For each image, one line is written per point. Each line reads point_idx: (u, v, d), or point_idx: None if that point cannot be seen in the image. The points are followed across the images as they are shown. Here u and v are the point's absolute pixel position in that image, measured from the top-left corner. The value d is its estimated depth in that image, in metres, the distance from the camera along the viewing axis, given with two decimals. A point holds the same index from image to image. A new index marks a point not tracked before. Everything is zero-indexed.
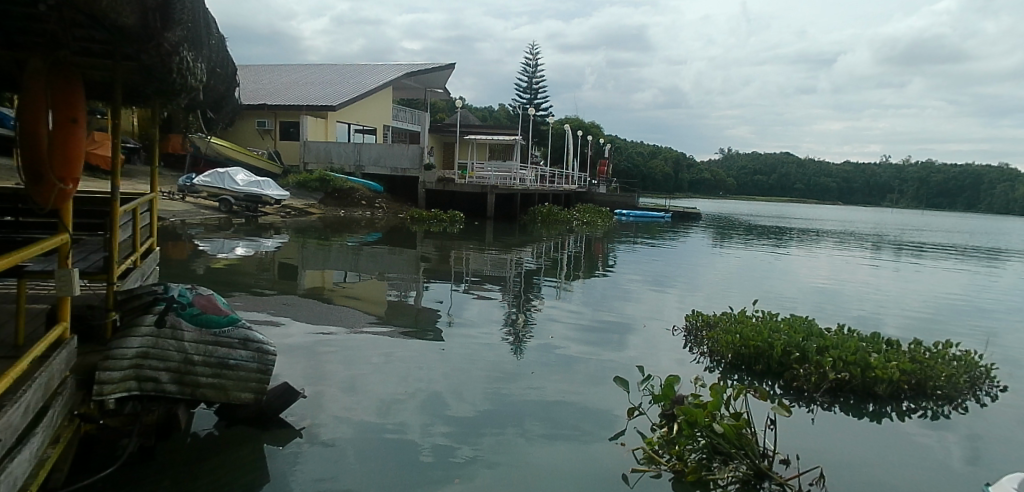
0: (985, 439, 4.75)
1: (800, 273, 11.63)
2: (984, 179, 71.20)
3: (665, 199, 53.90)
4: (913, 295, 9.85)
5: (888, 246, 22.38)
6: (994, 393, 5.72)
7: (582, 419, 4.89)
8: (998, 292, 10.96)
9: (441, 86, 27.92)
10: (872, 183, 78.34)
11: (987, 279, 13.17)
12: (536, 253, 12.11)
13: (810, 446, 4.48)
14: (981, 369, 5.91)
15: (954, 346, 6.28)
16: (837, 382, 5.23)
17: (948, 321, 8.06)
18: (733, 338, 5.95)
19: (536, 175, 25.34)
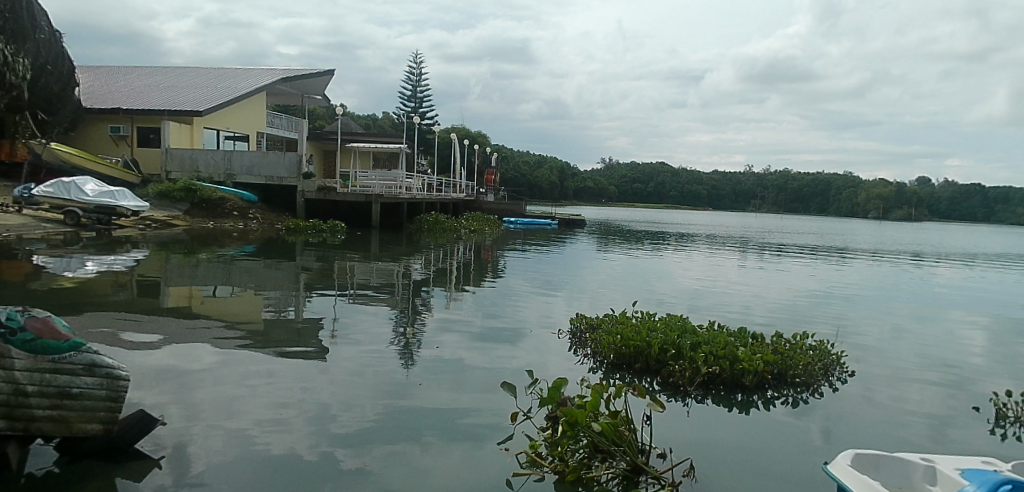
0: (833, 420, 5.26)
1: (669, 274, 12.37)
2: (833, 186, 79.72)
3: (550, 206, 55.77)
4: (771, 290, 10.76)
5: (749, 248, 24.48)
6: (843, 378, 6.32)
7: (473, 427, 4.87)
8: (837, 286, 12.29)
9: (319, 92, 27.22)
10: (739, 190, 85.24)
11: (826, 274, 14.72)
12: (425, 263, 12.03)
13: (684, 439, 4.72)
14: (833, 357, 6.52)
15: (811, 337, 6.88)
16: (709, 377, 5.55)
17: (800, 313, 8.88)
18: (614, 339, 6.16)
19: (423, 184, 25.31)
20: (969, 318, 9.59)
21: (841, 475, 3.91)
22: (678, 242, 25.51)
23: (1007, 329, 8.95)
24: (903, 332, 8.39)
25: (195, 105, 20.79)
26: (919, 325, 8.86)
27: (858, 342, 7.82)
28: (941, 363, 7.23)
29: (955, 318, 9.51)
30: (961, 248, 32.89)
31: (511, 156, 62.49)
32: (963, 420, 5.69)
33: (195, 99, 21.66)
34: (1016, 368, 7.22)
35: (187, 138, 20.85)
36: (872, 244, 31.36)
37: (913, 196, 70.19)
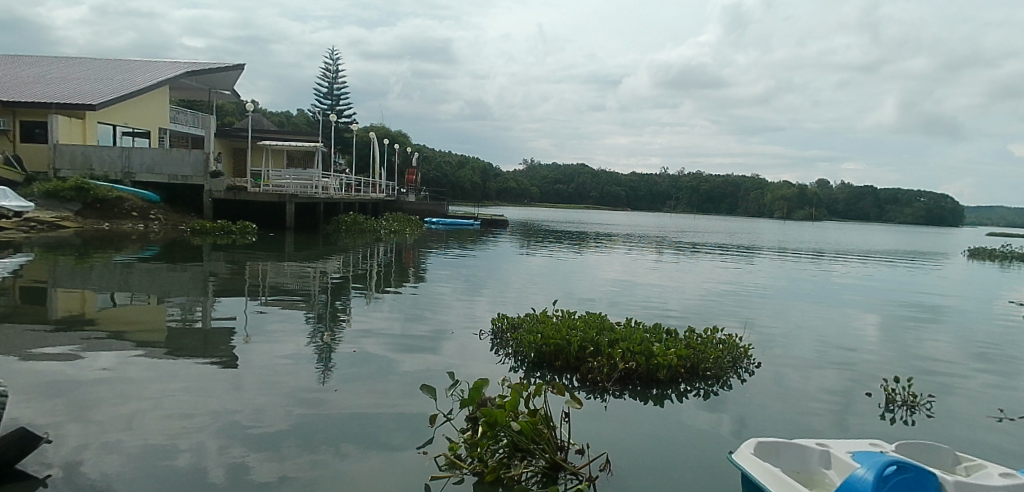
0: (741, 410, 5.53)
1: (588, 273, 12.68)
2: (741, 187, 84.38)
3: (472, 206, 56.00)
4: (683, 287, 11.25)
5: (662, 246, 25.53)
6: (750, 370, 6.69)
7: (394, 431, 4.80)
8: (743, 282, 12.99)
9: (228, 88, 26.10)
10: (655, 191, 88.69)
11: (733, 271, 15.55)
12: (342, 264, 11.78)
13: (600, 435, 4.84)
14: (741, 350, 6.88)
15: (721, 331, 7.23)
16: (626, 372, 5.72)
17: (712, 308, 9.30)
18: (534, 338, 6.24)
19: (340, 184, 24.81)
20: (860, 310, 10.38)
21: (746, 464, 4.13)
22: (598, 242, 26.23)
23: (892, 320, 9.75)
24: (804, 325, 8.96)
25: (88, 98, 19.43)
26: (817, 318, 9.50)
27: (764, 334, 8.28)
28: (837, 353, 7.79)
29: (848, 311, 10.27)
30: (850, 245, 35.72)
31: (434, 156, 62.18)
32: (856, 406, 6.14)
33: (89, 91, 20.25)
34: (902, 356, 7.87)
35: (79, 133, 19.77)
36: (774, 242, 33.51)
37: (813, 197, 75.37)
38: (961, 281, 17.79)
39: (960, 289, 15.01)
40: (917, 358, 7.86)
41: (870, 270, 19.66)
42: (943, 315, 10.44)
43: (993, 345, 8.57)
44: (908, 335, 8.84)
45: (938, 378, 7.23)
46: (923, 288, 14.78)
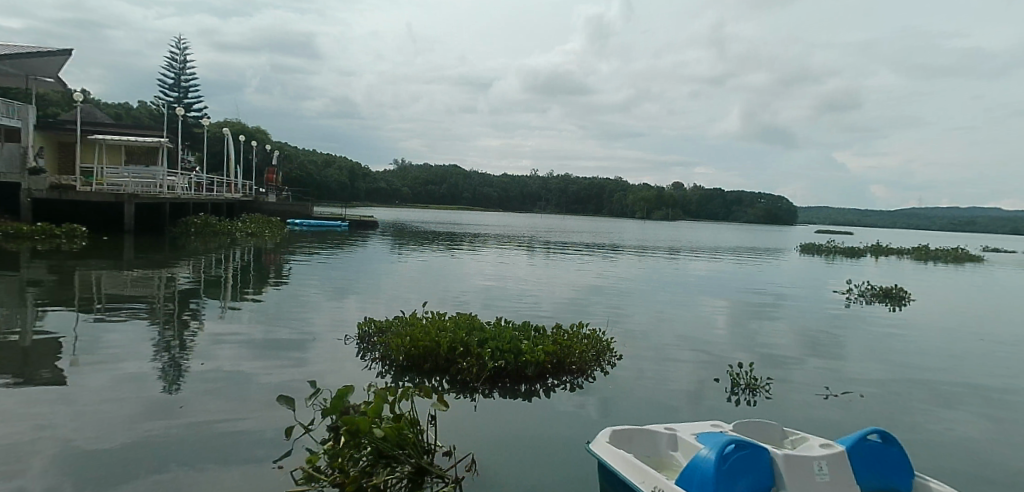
0: (607, 400, 5.81)
1: (457, 274, 12.72)
2: (606, 189, 89.33)
3: (339, 207, 54.50)
4: (548, 285, 11.67)
5: (527, 246, 26.42)
6: (613, 362, 7.05)
7: (256, 444, 4.52)
8: (606, 279, 13.69)
9: (51, 74, 23.29)
10: (525, 192, 91.44)
11: (593, 269, 16.35)
12: (192, 270, 10.94)
13: (468, 435, 4.88)
14: (604, 344, 7.24)
15: (586, 326, 7.57)
16: (495, 371, 5.81)
17: (578, 306, 9.68)
18: (403, 341, 6.16)
19: (189, 183, 23.10)
20: (708, 302, 11.33)
21: (602, 453, 4.34)
22: (469, 243, 26.52)
23: (736, 310, 10.74)
24: (662, 318, 9.59)
25: None
26: (673, 311, 10.21)
27: (627, 328, 8.75)
28: (691, 342, 8.44)
29: (699, 303, 11.15)
30: (692, 243, 39.12)
31: (296, 155, 59.45)
32: (708, 390, 6.67)
33: None
34: (746, 342, 8.68)
35: None
36: (631, 241, 35.78)
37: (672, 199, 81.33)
38: (788, 274, 20.05)
39: (787, 281, 16.91)
40: (759, 344, 8.71)
41: (715, 266, 21.57)
42: (776, 305, 11.70)
43: (818, 330, 9.72)
44: (750, 324, 9.78)
45: (776, 361, 8.06)
46: (758, 281, 16.46)
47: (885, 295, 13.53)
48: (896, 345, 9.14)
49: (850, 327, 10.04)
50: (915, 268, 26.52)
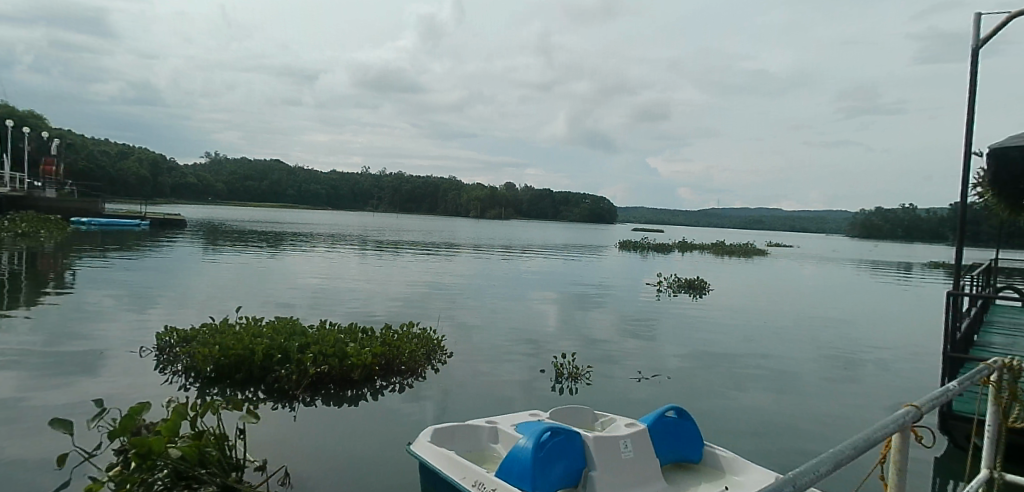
0: (441, 399, 5.86)
1: (282, 276, 12.03)
2: (441, 188, 89.97)
3: (139, 204, 48.79)
4: (376, 285, 11.54)
5: (354, 245, 25.78)
6: (443, 359, 7.17)
7: (33, 475, 3.95)
8: (439, 278, 13.77)
9: None
10: (357, 191, 88.89)
11: (425, 268, 16.36)
12: None
13: (285, 445, 4.65)
14: (434, 342, 7.33)
15: (416, 326, 7.61)
16: (317, 377, 5.62)
17: (412, 306, 9.61)
18: (211, 350, 5.72)
19: None
20: (538, 298, 11.88)
21: (423, 452, 4.36)
22: (297, 243, 25.14)
23: (564, 304, 11.39)
24: (495, 314, 9.86)
25: None
26: (506, 308, 10.55)
27: (461, 327, 8.87)
28: (520, 335, 8.84)
29: (529, 299, 11.64)
30: (515, 240, 40.75)
31: (91, 145, 52.03)
32: (538, 382, 7.00)
33: None
34: (573, 334, 9.24)
35: None
36: (464, 240, 36.36)
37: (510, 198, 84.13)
38: (609, 269, 21.71)
39: (608, 276, 18.31)
40: (582, 334, 9.36)
41: (544, 263, 22.71)
42: (598, 298, 12.63)
43: (633, 319, 10.68)
44: (577, 316, 10.45)
45: (597, 349, 8.71)
46: (582, 276, 17.61)
47: (689, 285, 15.23)
48: (698, 329, 10.33)
49: (662, 316, 11.14)
50: (711, 261, 30.19)
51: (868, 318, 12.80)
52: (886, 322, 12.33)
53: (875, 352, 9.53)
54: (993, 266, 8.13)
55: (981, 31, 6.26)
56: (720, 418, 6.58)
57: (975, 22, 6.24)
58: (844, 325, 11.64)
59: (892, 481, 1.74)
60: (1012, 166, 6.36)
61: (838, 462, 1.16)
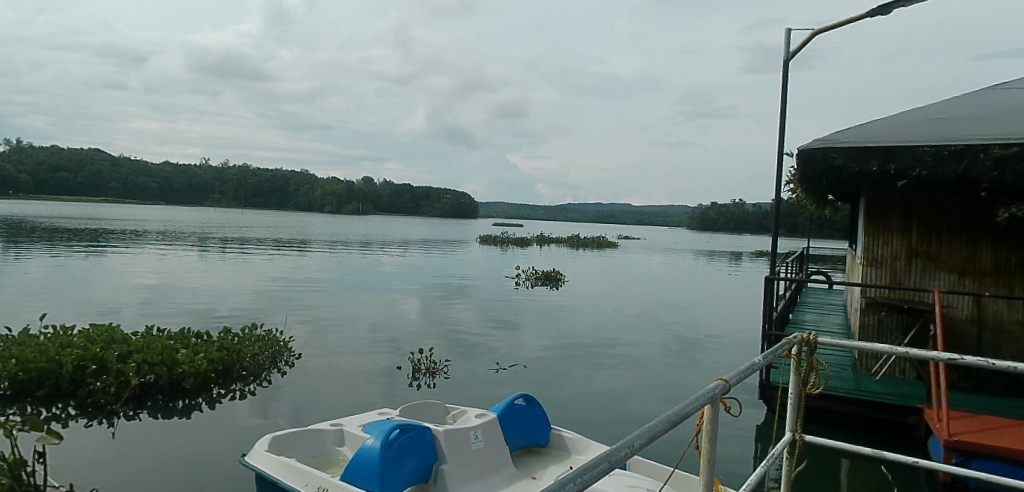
0: (294, 409, 5.59)
1: (100, 281, 10.82)
2: (297, 183, 85.35)
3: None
4: (214, 288, 10.79)
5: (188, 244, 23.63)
6: (290, 361, 7.02)
7: None
8: (291, 279, 13.13)
9: None
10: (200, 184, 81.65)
11: (274, 268, 15.52)
12: None
13: (100, 461, 4.32)
14: (280, 344, 7.16)
15: (259, 328, 7.39)
16: (141, 388, 5.33)
17: (260, 310, 9.05)
18: (7, 364, 5.15)
19: None
20: (397, 296, 11.71)
21: (261, 463, 4.14)
22: (125, 242, 22.68)
23: (424, 300, 11.34)
24: (352, 314, 9.61)
25: None
26: (363, 307, 10.28)
27: (316, 329, 8.51)
28: (375, 332, 8.73)
29: (388, 298, 11.43)
30: (370, 236, 39.66)
31: None
32: (398, 381, 6.91)
33: None
34: (434, 330, 9.23)
35: None
36: (321, 237, 34.98)
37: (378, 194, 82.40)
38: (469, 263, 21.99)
39: (467, 270, 18.56)
40: (440, 327, 9.45)
41: (402, 259, 22.49)
42: (457, 293, 12.74)
43: (489, 311, 10.95)
44: (437, 311, 10.45)
45: (455, 341, 8.84)
46: (441, 271, 17.66)
47: (545, 277, 16.15)
48: (552, 318, 10.82)
49: (520, 307, 11.50)
50: (566, 254, 31.77)
51: (698, 302, 14.15)
52: (716, 305, 13.77)
53: (705, 333, 10.59)
54: (803, 254, 9.29)
55: (791, 47, 7.11)
56: (577, 403, 6.93)
57: (786, 37, 7.05)
58: (679, 310, 12.78)
59: (704, 449, 1.85)
60: (816, 167, 7.30)
61: (658, 433, 1.26)
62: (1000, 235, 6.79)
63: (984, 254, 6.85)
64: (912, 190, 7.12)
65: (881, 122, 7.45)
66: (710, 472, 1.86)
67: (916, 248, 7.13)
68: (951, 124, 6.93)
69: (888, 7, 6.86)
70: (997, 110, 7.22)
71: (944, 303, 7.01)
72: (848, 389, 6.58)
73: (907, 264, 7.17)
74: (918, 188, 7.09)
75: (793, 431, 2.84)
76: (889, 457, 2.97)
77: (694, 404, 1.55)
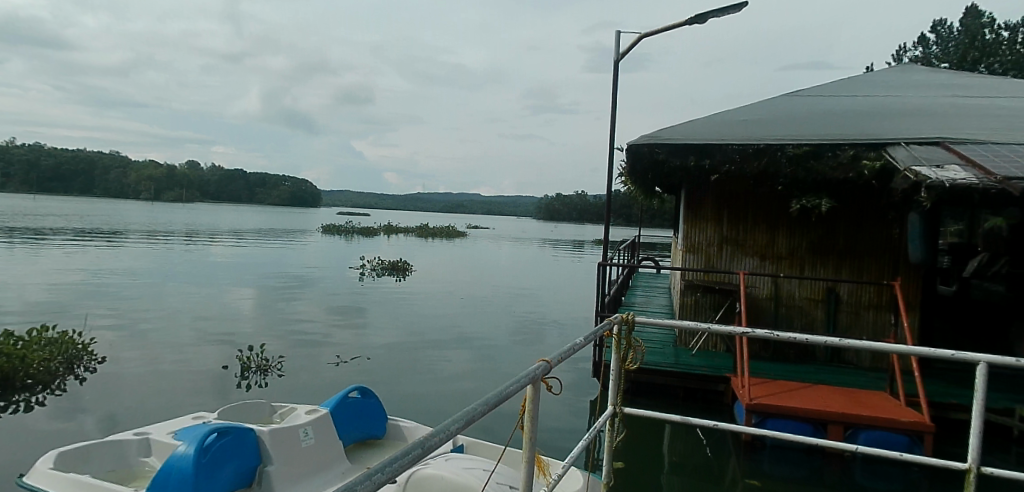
0: (103, 424, 5.11)
1: None
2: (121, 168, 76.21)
3: None
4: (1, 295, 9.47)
5: None
6: (90, 365, 6.56)
7: None
8: (100, 281, 11.78)
9: None
10: None
11: (80, 266, 13.86)
12: None
13: None
14: (77, 348, 6.65)
15: (51, 330, 6.77)
16: None
17: (62, 321, 8.06)
18: None
19: None
20: (229, 299, 10.91)
21: (47, 483, 3.68)
22: None
23: (260, 302, 10.69)
24: (176, 319, 8.96)
25: None
26: (189, 313, 9.46)
27: (132, 340, 7.70)
28: (202, 335, 8.22)
29: (219, 302, 10.61)
30: (204, 226, 36.50)
31: None
32: (230, 386, 6.47)
33: None
34: (273, 329, 8.79)
35: None
36: (140, 227, 31.41)
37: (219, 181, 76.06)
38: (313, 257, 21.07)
39: (311, 266, 17.79)
40: (278, 325, 9.09)
41: (239, 252, 21.08)
42: (297, 292, 12.16)
43: (332, 307, 10.71)
44: (276, 313, 9.90)
45: (294, 336, 8.56)
46: (281, 267, 16.72)
47: (392, 267, 17.60)
48: (397, 311, 10.82)
49: (366, 304, 11.26)
50: (416, 244, 31.62)
51: (541, 289, 14.85)
52: (558, 291, 14.49)
53: (546, 317, 11.17)
54: (634, 242, 10.03)
55: (620, 48, 7.59)
56: (424, 390, 6.96)
57: (615, 38, 7.56)
58: (523, 297, 13.35)
59: (528, 425, 2.00)
60: (643, 160, 7.87)
61: (476, 415, 1.46)
62: (793, 224, 7.75)
63: (780, 240, 7.79)
64: (723, 183, 7.92)
65: (699, 122, 8.21)
66: (532, 445, 2.05)
67: (726, 235, 7.97)
68: (754, 125, 7.81)
69: (703, 17, 7.54)
70: (790, 114, 8.28)
71: (748, 282, 7.95)
72: (669, 364, 7.26)
73: (719, 249, 8.01)
74: (728, 183, 7.91)
75: (617, 404, 3.15)
76: (695, 422, 3.34)
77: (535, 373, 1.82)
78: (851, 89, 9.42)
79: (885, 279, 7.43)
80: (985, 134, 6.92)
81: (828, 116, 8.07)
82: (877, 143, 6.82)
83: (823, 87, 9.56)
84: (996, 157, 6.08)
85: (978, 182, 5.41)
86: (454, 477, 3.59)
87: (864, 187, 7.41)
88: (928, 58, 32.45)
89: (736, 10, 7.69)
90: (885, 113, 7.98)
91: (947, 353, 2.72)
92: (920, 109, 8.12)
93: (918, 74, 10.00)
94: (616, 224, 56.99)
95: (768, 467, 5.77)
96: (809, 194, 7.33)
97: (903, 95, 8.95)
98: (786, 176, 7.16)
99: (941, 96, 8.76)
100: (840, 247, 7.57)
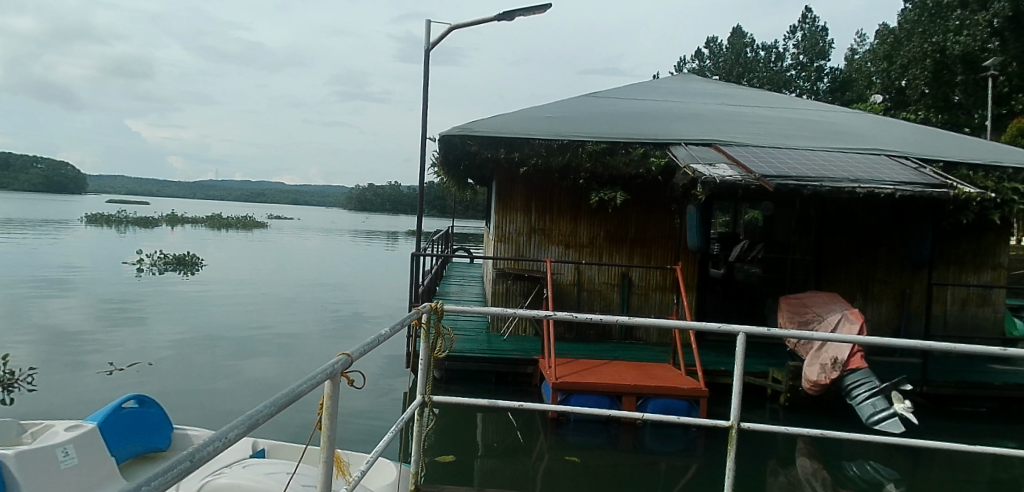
0: None
1: None
2: None
3: None
4: None
5: None
6: None
7: None
8: None
9: None
10: None
11: None
12: None
13: None
14: None
15: None
16: None
17: None
18: None
19: None
20: None
21: None
22: None
23: (10, 317, 8.99)
24: None
25: None
26: None
27: None
28: None
29: None
30: None
31: None
32: None
33: None
34: (27, 346, 7.50)
35: None
36: None
37: None
38: (79, 255, 18.12)
39: (80, 265, 15.35)
40: (33, 341, 7.77)
41: None
42: (60, 300, 10.42)
43: (110, 314, 9.44)
44: (30, 328, 8.39)
45: (57, 351, 7.39)
46: (36, 269, 14.12)
47: (178, 262, 15.90)
48: (191, 314, 9.82)
49: (152, 309, 10.03)
50: (213, 237, 28.69)
51: (354, 282, 14.44)
52: (373, 284, 14.16)
53: (361, 312, 10.90)
54: (448, 233, 10.13)
55: (431, 39, 7.61)
56: (223, 392, 6.39)
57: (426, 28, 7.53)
58: (337, 291, 12.87)
59: (325, 425, 1.78)
60: (456, 151, 7.95)
61: (261, 417, 1.17)
62: (593, 213, 8.36)
63: (582, 229, 8.36)
64: (531, 176, 8.31)
65: (511, 116, 8.51)
66: (330, 444, 1.77)
67: (534, 225, 8.38)
68: (558, 122, 8.28)
69: (510, 15, 7.82)
70: (590, 114, 8.93)
71: (554, 269, 8.43)
72: (481, 350, 7.42)
73: (528, 238, 8.40)
74: (535, 175, 8.31)
75: (423, 396, 2.99)
76: (503, 405, 3.30)
77: (323, 373, 1.55)
78: (641, 93, 10.45)
79: (669, 263, 8.33)
80: (746, 137, 8.09)
81: (622, 117, 8.85)
82: (662, 143, 7.66)
83: (617, 89, 10.44)
84: (754, 158, 7.11)
85: (743, 180, 6.27)
86: (254, 485, 3.22)
87: (651, 182, 8.19)
88: (704, 71, 37.06)
89: (541, 11, 8.09)
90: (668, 116, 8.96)
91: (715, 326, 3.00)
92: (696, 113, 9.24)
93: (695, 83, 11.39)
94: (436, 216, 57.10)
95: (572, 441, 6.16)
96: (606, 187, 7.95)
97: (682, 101, 10.13)
98: (586, 169, 7.67)
99: (713, 103, 10.08)
100: (632, 235, 8.32)
